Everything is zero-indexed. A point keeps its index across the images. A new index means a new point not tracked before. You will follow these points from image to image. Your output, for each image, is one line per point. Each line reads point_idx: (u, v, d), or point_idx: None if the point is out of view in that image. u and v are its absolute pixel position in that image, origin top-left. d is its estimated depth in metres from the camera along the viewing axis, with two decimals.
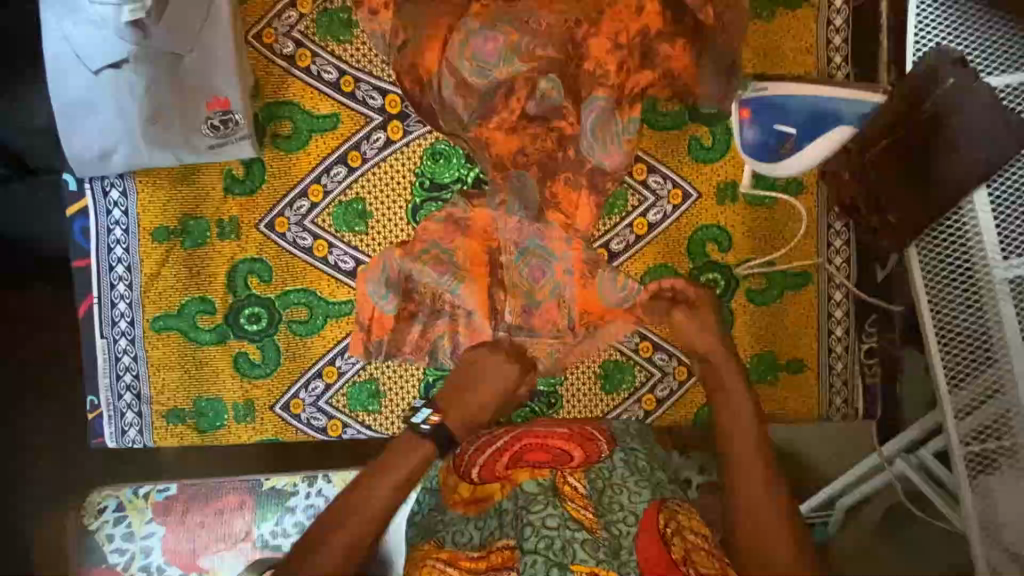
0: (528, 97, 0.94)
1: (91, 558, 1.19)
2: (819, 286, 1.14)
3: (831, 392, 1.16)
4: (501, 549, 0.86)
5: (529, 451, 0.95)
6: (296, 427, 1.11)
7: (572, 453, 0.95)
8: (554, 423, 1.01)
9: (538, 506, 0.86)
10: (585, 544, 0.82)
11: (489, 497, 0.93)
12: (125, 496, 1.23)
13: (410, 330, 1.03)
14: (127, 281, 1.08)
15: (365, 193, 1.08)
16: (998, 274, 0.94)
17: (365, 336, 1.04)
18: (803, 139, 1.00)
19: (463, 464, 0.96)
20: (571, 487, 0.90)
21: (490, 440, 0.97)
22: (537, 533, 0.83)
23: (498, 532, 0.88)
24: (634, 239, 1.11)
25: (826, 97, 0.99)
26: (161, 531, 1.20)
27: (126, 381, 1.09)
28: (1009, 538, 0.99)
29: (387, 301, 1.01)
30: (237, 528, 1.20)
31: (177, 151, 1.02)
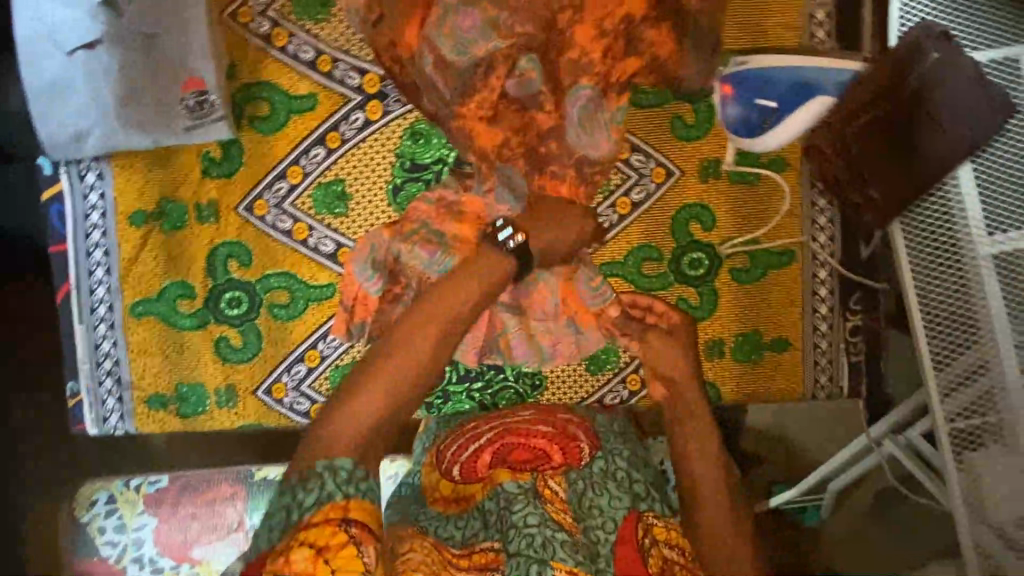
0: (507, 76, 0.91)
1: (83, 551, 1.20)
2: (803, 263, 1.14)
3: (816, 370, 1.15)
4: (484, 550, 0.86)
5: (511, 452, 0.94)
6: (279, 411, 1.10)
7: (553, 455, 0.94)
8: (537, 419, 0.97)
9: (517, 506, 0.87)
10: (564, 545, 0.82)
11: (471, 497, 0.93)
12: (117, 488, 1.23)
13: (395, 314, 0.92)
14: (105, 266, 1.06)
15: (345, 174, 1.07)
16: (983, 250, 0.94)
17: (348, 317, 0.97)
18: (783, 113, 0.99)
19: (444, 461, 0.95)
20: (551, 490, 0.91)
21: (472, 438, 0.96)
22: (519, 533, 0.83)
23: (482, 533, 0.88)
24: (618, 218, 1.11)
25: (808, 69, 0.97)
26: (152, 523, 1.20)
27: (106, 367, 1.08)
28: (995, 512, 0.99)
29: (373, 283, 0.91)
30: (229, 518, 1.21)
31: (152, 133, 1.01)
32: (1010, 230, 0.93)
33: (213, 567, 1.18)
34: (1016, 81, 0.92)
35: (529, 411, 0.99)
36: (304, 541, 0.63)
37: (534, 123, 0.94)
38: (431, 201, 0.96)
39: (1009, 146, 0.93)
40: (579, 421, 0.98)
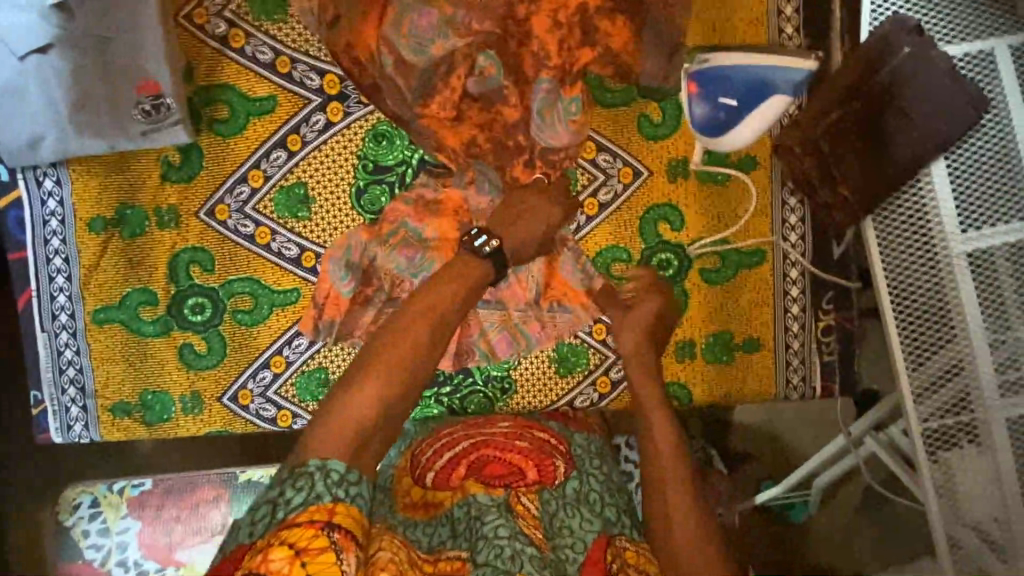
0: (468, 75, 0.96)
1: (66, 554, 1.20)
2: (774, 264, 1.12)
3: (789, 371, 1.14)
4: (450, 558, 0.81)
5: (486, 465, 0.95)
6: (245, 418, 1.09)
7: (527, 471, 0.94)
8: (514, 435, 1.00)
9: (489, 517, 0.84)
10: (533, 559, 0.79)
11: (439, 504, 0.91)
12: (99, 491, 1.21)
13: (365, 315, 1.03)
14: (66, 274, 1.05)
15: (307, 177, 1.05)
16: (956, 248, 0.93)
17: (317, 314, 1.05)
18: (745, 112, 0.96)
19: (419, 467, 0.96)
20: (523, 506, 0.89)
21: (449, 446, 0.98)
22: (490, 544, 0.80)
23: (450, 542, 0.84)
24: (585, 220, 1.09)
25: (769, 65, 0.93)
26: (136, 526, 1.20)
27: (69, 375, 1.07)
28: (970, 512, 0.98)
29: (345, 283, 1.02)
30: (213, 521, 1.20)
31: (109, 139, 0.99)
32: (984, 226, 0.92)
33: (199, 567, 1.19)
34: (992, 78, 0.91)
35: (506, 424, 1.03)
36: (284, 542, 0.60)
37: (500, 120, 0.97)
38: (411, 201, 1.03)
39: (983, 143, 0.92)
40: (556, 443, 1.01)
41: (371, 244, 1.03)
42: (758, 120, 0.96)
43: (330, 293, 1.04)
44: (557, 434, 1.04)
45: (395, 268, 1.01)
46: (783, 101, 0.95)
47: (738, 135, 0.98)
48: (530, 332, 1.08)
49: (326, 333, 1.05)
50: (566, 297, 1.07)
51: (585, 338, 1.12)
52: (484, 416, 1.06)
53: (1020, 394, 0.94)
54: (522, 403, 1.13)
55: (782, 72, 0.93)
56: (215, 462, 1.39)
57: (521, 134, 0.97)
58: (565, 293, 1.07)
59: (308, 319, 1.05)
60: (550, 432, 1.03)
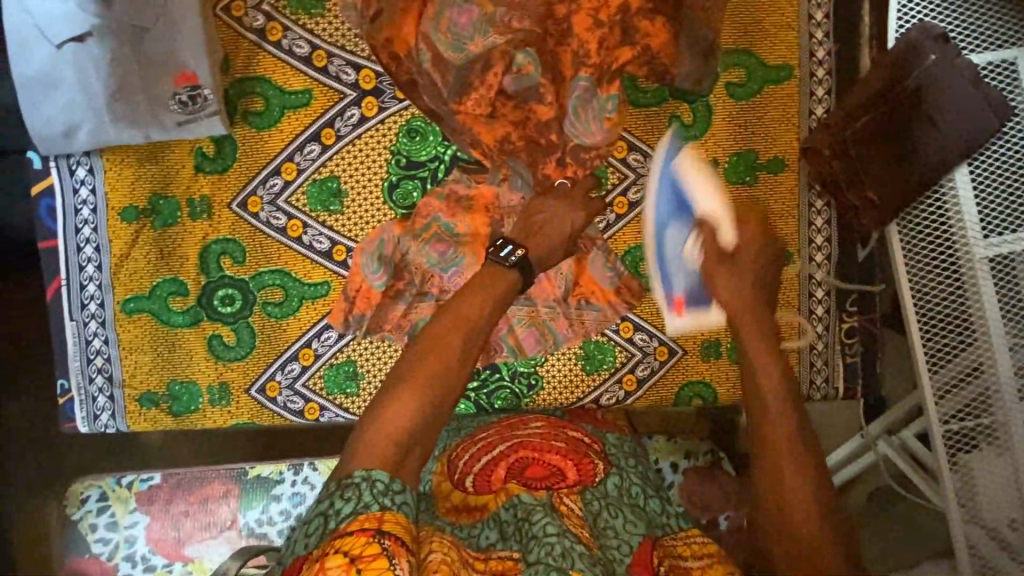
0: (505, 72, 0.96)
1: (75, 549, 1.19)
2: (800, 265, 1.13)
3: (812, 372, 1.15)
4: (502, 558, 0.81)
5: (526, 467, 0.96)
6: (272, 410, 1.09)
7: (568, 473, 0.95)
8: (552, 436, 1.01)
9: (536, 516, 0.84)
10: (583, 556, 0.79)
11: (483, 508, 0.90)
12: (108, 486, 1.22)
13: (394, 309, 1.05)
14: (96, 263, 1.05)
15: (340, 171, 1.05)
16: (979, 253, 0.94)
17: (348, 308, 1.07)
18: (687, 186, 0.94)
19: (457, 471, 0.96)
20: (567, 506, 0.89)
21: (486, 450, 0.98)
22: (540, 544, 0.80)
23: (500, 543, 0.84)
24: (614, 218, 1.10)
25: (667, 177, 0.95)
26: (145, 521, 1.19)
27: (97, 364, 1.07)
28: (990, 515, 0.99)
29: (377, 275, 1.04)
30: (221, 516, 1.20)
31: (143, 128, 0.99)
32: (1006, 231, 0.94)
33: (209, 563, 1.18)
34: (1013, 86, 0.94)
35: (538, 425, 1.04)
36: (339, 550, 0.63)
37: (532, 118, 0.98)
38: (443, 198, 1.04)
39: (1005, 150, 0.94)
40: (590, 441, 1.02)
41: (404, 238, 1.04)
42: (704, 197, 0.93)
43: (361, 286, 1.05)
44: (591, 433, 1.05)
45: (429, 264, 1.03)
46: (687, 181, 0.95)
47: (706, 206, 0.93)
48: (557, 331, 1.11)
49: (355, 326, 1.07)
50: (593, 296, 1.10)
51: (612, 336, 1.13)
52: (517, 416, 1.07)
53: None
54: (549, 401, 1.14)
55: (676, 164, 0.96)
56: (226, 457, 1.39)
57: (554, 131, 0.99)
58: (592, 292, 1.10)
59: (337, 311, 1.07)
60: (585, 433, 1.04)
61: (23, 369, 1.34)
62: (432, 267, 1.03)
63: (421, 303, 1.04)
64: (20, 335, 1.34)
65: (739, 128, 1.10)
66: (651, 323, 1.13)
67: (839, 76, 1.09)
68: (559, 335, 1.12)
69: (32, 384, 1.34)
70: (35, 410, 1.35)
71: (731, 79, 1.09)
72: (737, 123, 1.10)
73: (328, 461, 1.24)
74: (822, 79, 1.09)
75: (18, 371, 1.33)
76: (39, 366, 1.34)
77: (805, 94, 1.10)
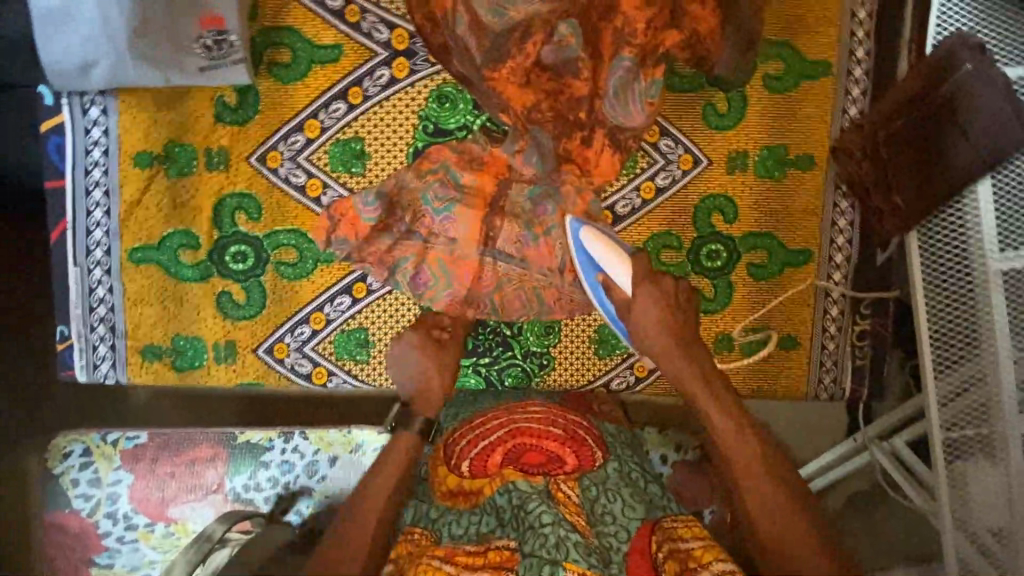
0: (545, 43, 0.92)
1: (54, 502, 1.16)
2: (820, 264, 1.13)
3: (821, 371, 1.16)
4: (500, 548, 0.82)
5: (522, 453, 0.92)
6: (279, 372, 1.07)
7: (566, 459, 0.92)
8: (551, 420, 0.97)
9: (533, 505, 0.84)
10: (578, 545, 0.79)
11: (479, 492, 0.90)
12: (92, 441, 1.20)
13: (379, 243, 0.99)
14: (105, 208, 1.02)
15: (365, 132, 1.03)
16: (993, 266, 0.93)
17: (331, 228, 1.01)
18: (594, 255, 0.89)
19: (454, 455, 0.93)
20: (564, 493, 0.88)
21: (481, 435, 0.94)
22: (535, 535, 0.80)
23: (498, 530, 0.85)
24: (640, 203, 1.09)
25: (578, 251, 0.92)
26: (129, 479, 1.17)
27: (98, 314, 1.04)
28: (976, 522, 1.00)
29: (370, 208, 0.99)
30: (208, 480, 1.18)
31: (165, 72, 0.94)
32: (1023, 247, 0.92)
33: (192, 525, 1.16)
34: None
35: (539, 408, 0.99)
36: None
37: (567, 92, 0.94)
38: (457, 153, 1.00)
39: None
40: (586, 425, 0.98)
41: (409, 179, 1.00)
42: (602, 251, 0.89)
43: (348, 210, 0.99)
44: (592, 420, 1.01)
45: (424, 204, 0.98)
46: (586, 235, 0.91)
47: (616, 271, 0.87)
48: (545, 298, 1.02)
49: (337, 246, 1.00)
50: None
51: None
52: (517, 401, 1.03)
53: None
54: (558, 382, 1.14)
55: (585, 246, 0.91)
56: (215, 420, 1.35)
57: (584, 109, 0.94)
58: None
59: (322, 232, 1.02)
60: (592, 428, 0.98)
61: (21, 343, 1.30)
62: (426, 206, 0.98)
63: (407, 241, 0.99)
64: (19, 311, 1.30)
65: (774, 121, 1.09)
66: None
67: (876, 76, 1.08)
68: (545, 300, 1.03)
69: (18, 336, 1.29)
70: (19, 359, 1.30)
71: (769, 70, 1.08)
72: (770, 115, 1.09)
73: (318, 432, 1.21)
74: (859, 78, 1.08)
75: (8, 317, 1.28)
76: (34, 315, 1.30)
77: (841, 91, 1.09)
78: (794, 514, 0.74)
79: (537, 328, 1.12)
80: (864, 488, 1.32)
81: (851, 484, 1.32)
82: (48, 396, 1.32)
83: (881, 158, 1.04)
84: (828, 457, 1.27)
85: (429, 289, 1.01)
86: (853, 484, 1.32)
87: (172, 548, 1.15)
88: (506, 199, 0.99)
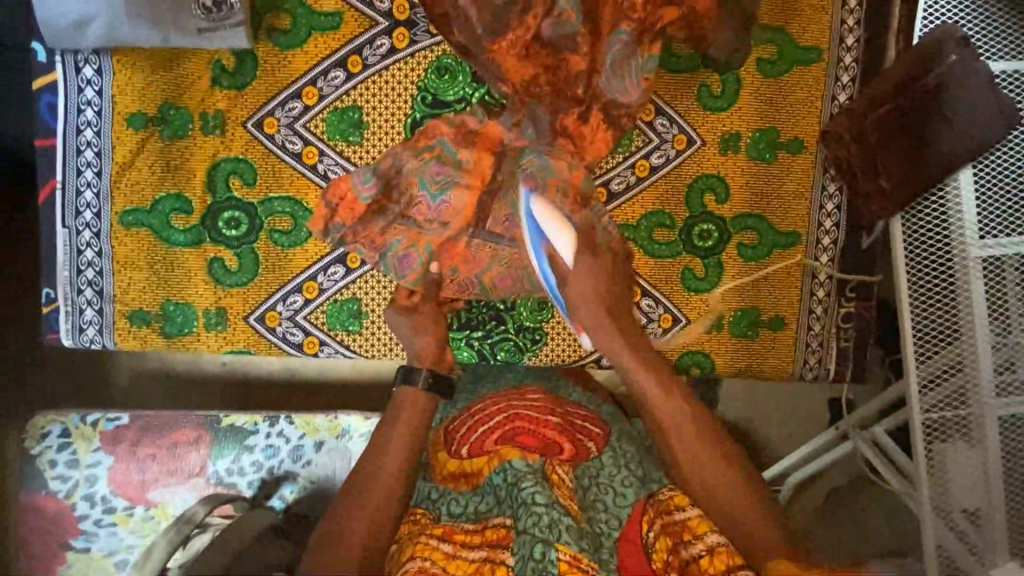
0: (545, 16, 0.91)
1: (30, 485, 1.13)
2: (807, 247, 1.16)
3: (807, 352, 1.18)
4: (496, 527, 0.80)
5: (519, 436, 0.89)
6: (271, 341, 1.07)
7: (562, 445, 0.89)
8: (548, 409, 0.94)
9: (526, 484, 0.80)
10: (570, 529, 0.74)
11: (479, 472, 0.88)
12: (71, 421, 1.15)
13: (374, 225, 0.99)
14: (96, 168, 1.01)
15: (363, 101, 1.03)
16: (973, 253, 0.95)
17: (330, 215, 1.00)
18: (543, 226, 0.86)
19: (453, 442, 0.92)
20: (559, 476, 0.84)
21: (481, 420, 0.93)
22: (528, 512, 0.76)
23: (495, 509, 0.82)
24: (635, 180, 1.12)
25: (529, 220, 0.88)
26: (109, 461, 1.14)
27: (87, 277, 1.04)
28: (956, 509, 1.01)
29: (367, 187, 0.98)
30: (189, 462, 1.16)
31: (162, 31, 0.94)
32: (1001, 234, 0.95)
33: (173, 507, 1.15)
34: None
35: (536, 397, 0.97)
36: None
37: (566, 66, 0.94)
38: (454, 126, 1.00)
39: (1008, 155, 0.95)
40: (587, 418, 0.96)
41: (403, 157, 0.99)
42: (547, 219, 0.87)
43: (345, 195, 0.98)
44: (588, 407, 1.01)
45: (420, 187, 0.97)
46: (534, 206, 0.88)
47: (560, 242, 0.85)
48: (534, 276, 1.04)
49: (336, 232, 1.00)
50: None
51: None
52: (514, 387, 1.02)
53: (1016, 395, 0.96)
54: (551, 359, 1.15)
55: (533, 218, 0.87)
56: (201, 399, 1.34)
57: (581, 86, 0.95)
58: None
59: (319, 219, 1.00)
60: (588, 417, 0.96)
61: (4, 315, 1.27)
62: (421, 189, 0.98)
63: (399, 224, 0.98)
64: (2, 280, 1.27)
65: (765, 104, 1.12)
66: (659, 288, 1.15)
67: (865, 64, 1.11)
68: (536, 279, 1.04)
69: (3, 308, 1.27)
70: (2, 333, 1.28)
71: (762, 55, 1.11)
72: (763, 98, 1.12)
73: (305, 416, 1.19)
74: (848, 65, 1.11)
75: (7, 303, 1.27)
76: (33, 296, 1.28)
77: (831, 78, 1.12)
78: (766, 501, 0.75)
79: (530, 304, 1.13)
80: (841, 484, 1.38)
81: (829, 479, 1.38)
82: (29, 377, 1.30)
83: (867, 145, 1.06)
84: (810, 448, 1.27)
85: (413, 270, 0.99)
86: (829, 481, 1.38)
87: (152, 532, 1.14)
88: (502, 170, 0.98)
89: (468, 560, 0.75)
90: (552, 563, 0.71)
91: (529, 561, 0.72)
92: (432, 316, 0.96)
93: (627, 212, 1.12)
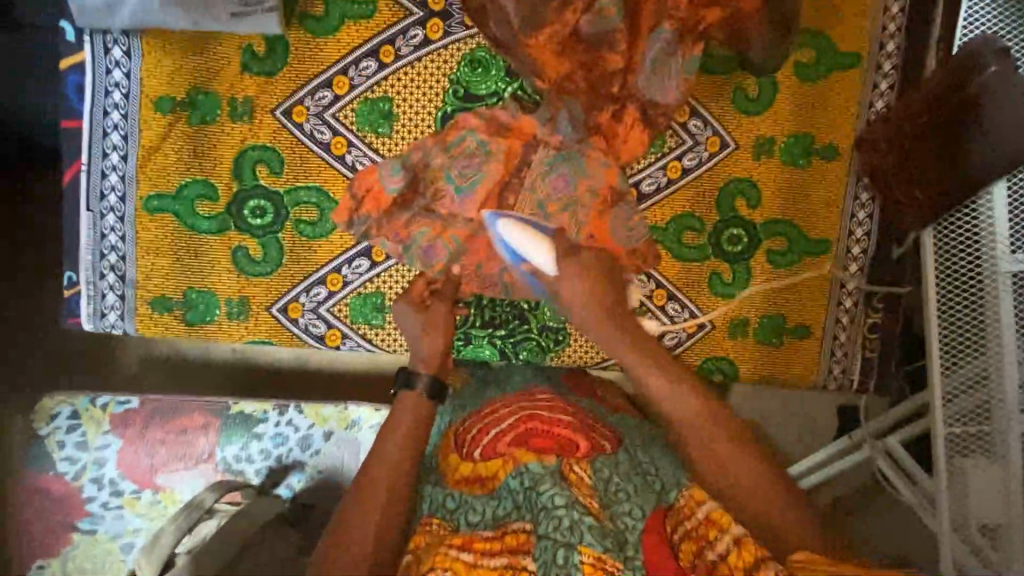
0: (584, 12, 0.89)
1: (37, 464, 1.12)
2: (837, 255, 1.14)
3: (831, 360, 1.17)
4: (516, 531, 0.75)
5: (534, 438, 0.85)
6: (294, 332, 1.06)
7: (578, 443, 0.85)
8: (558, 406, 0.91)
9: (544, 487, 0.76)
10: (592, 529, 0.71)
11: (495, 475, 0.82)
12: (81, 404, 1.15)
13: (399, 218, 0.99)
14: (121, 151, 1.00)
15: (394, 92, 1.01)
16: (1005, 268, 0.90)
17: (354, 207, 1.01)
18: (519, 250, 0.88)
19: (464, 445, 0.87)
20: (576, 475, 0.80)
21: (493, 423, 0.88)
22: (548, 516, 0.73)
23: (514, 513, 0.78)
24: (666, 181, 1.10)
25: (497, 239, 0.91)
26: (117, 444, 1.13)
27: (109, 261, 1.03)
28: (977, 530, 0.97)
29: (393, 178, 0.98)
30: (199, 449, 1.15)
31: (195, 16, 0.92)
32: None
33: (179, 492, 1.13)
34: None
35: (546, 396, 0.94)
36: None
37: (603, 63, 0.93)
38: (484, 119, 0.99)
39: None
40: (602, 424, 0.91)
41: (434, 150, 0.99)
42: (515, 237, 0.88)
43: (372, 187, 1.00)
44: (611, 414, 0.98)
45: (446, 181, 0.97)
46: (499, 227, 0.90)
47: (536, 258, 0.87)
48: None
49: (360, 225, 1.01)
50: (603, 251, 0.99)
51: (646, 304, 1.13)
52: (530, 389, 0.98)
53: None
54: (574, 356, 1.13)
55: (507, 241, 0.89)
56: (215, 388, 1.33)
57: (616, 84, 0.95)
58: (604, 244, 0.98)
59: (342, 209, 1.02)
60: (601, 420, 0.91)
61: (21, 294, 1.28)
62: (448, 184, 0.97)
63: (423, 217, 0.98)
64: (21, 261, 1.27)
65: (801, 109, 1.10)
66: (684, 292, 1.13)
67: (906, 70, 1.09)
68: None
69: (13, 300, 1.28)
70: (8, 323, 1.28)
71: (800, 58, 1.09)
72: (798, 103, 1.10)
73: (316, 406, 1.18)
74: (887, 72, 1.09)
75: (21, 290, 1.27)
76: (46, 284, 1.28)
77: (868, 84, 1.10)
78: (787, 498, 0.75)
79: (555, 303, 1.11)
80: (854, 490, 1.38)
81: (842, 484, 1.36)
82: (41, 360, 1.29)
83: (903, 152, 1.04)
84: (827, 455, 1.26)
85: (440, 260, 1.00)
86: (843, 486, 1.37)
87: (159, 516, 1.14)
88: (529, 167, 0.97)
89: (491, 567, 0.71)
90: (575, 567, 0.69)
91: (552, 566, 0.69)
92: (443, 316, 0.94)
93: (658, 214, 1.11)
